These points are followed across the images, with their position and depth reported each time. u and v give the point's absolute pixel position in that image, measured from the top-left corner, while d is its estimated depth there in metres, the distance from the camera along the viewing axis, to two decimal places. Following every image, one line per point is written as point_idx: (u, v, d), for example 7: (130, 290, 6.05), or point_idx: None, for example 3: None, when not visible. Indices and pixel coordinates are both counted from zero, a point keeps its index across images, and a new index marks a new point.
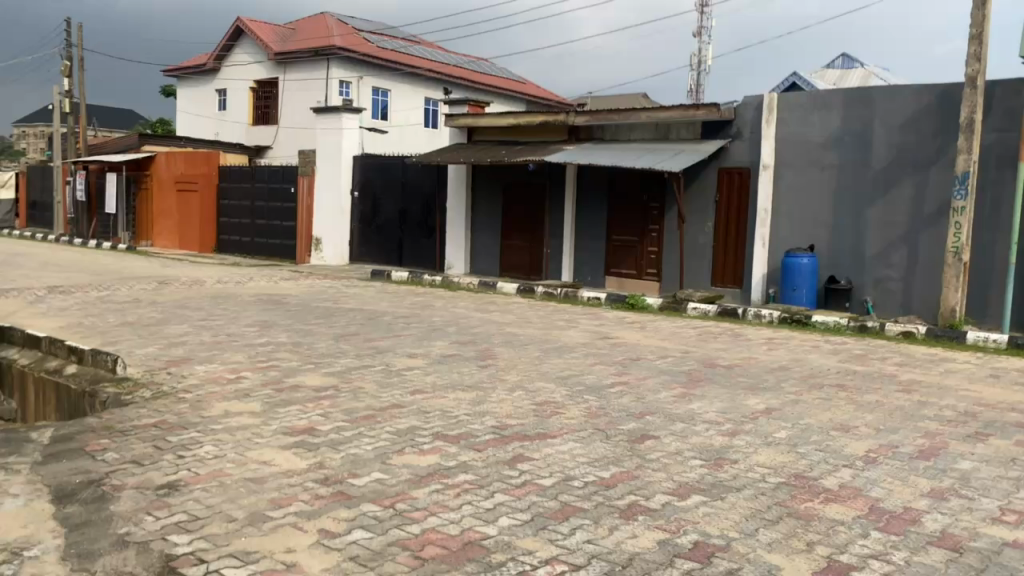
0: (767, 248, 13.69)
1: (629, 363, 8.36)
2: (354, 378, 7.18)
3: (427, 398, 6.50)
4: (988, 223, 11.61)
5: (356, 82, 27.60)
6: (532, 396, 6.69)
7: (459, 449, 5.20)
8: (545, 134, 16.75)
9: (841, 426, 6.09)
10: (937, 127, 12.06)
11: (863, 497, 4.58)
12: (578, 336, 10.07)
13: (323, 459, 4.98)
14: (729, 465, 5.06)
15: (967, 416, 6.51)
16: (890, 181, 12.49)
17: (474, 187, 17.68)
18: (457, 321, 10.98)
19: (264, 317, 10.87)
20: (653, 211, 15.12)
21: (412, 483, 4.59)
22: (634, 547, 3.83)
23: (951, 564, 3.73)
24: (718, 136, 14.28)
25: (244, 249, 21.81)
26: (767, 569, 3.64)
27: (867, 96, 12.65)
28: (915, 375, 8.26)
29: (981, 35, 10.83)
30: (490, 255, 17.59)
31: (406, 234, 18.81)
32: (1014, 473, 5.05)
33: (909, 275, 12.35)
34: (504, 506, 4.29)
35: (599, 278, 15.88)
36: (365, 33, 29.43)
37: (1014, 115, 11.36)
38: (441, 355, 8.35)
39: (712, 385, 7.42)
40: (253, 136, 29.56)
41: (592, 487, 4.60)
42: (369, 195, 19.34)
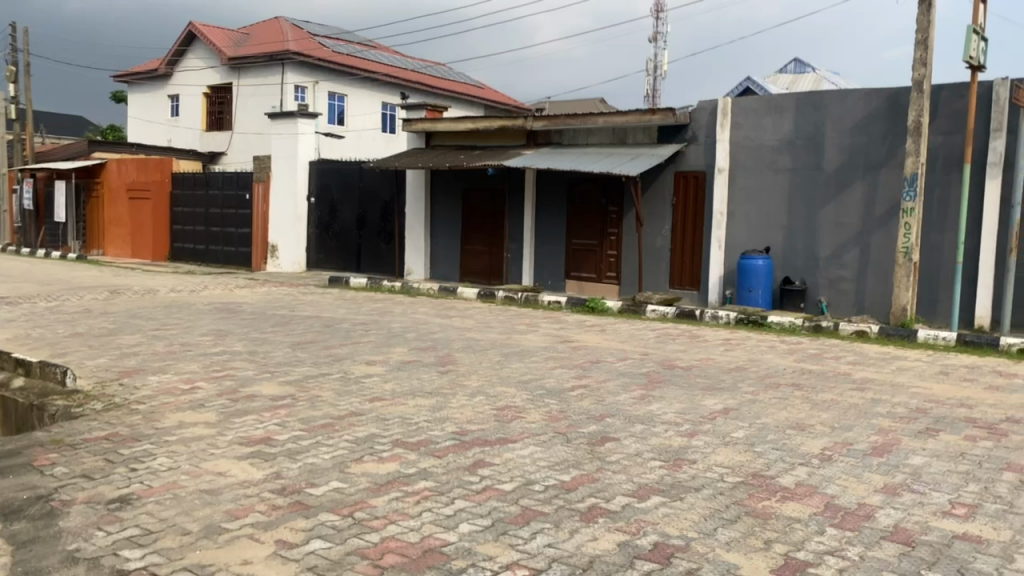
0: (723, 250, 13.85)
1: (589, 366, 8.40)
2: (312, 386, 7.10)
3: (386, 405, 6.45)
4: (936, 223, 11.90)
5: (312, 87, 27.37)
6: (493, 400, 6.68)
7: (419, 456, 5.17)
8: (504, 138, 16.77)
9: (797, 424, 6.18)
10: (886, 130, 12.32)
11: (818, 494, 4.64)
12: (538, 339, 10.10)
13: (281, 468, 4.92)
14: (688, 466, 5.11)
15: (918, 412, 6.66)
16: (841, 183, 12.74)
17: (432, 192, 17.64)
18: (416, 326, 10.93)
19: (219, 325, 10.71)
20: (612, 214, 15.22)
21: (371, 491, 4.55)
22: (594, 549, 3.84)
23: (904, 558, 3.80)
24: (674, 140, 14.44)
25: (199, 257, 21.46)
26: (725, 568, 3.67)
27: (819, 100, 12.88)
28: (868, 373, 8.43)
29: (927, 40, 11.10)
30: (449, 260, 17.54)
31: (364, 240, 18.73)
32: (964, 467, 5.18)
33: (862, 275, 12.60)
34: (464, 512, 4.27)
35: (559, 282, 15.92)
36: (320, 38, 29.19)
37: (959, 118, 11.66)
38: (401, 361, 8.31)
39: (671, 386, 7.49)
40: (207, 142, 29.13)
41: (553, 491, 4.61)
42: (326, 201, 19.20)
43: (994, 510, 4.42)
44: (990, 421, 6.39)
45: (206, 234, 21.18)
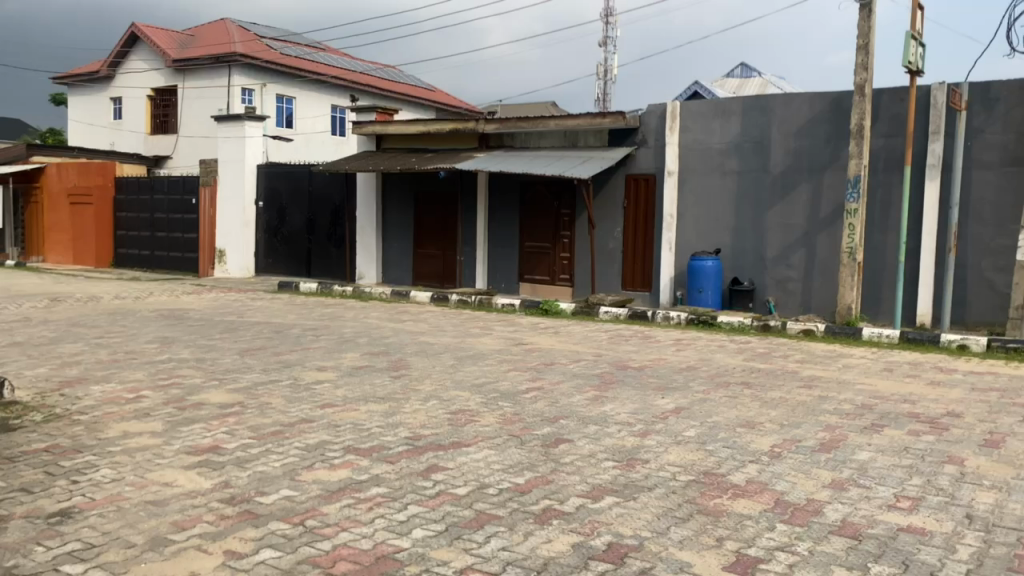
0: (674, 252, 14.00)
1: (543, 368, 8.42)
2: (262, 393, 6.97)
3: (338, 411, 6.36)
4: (879, 223, 12.20)
5: (259, 89, 26.97)
6: (446, 404, 6.65)
7: (372, 462, 5.11)
8: (456, 141, 16.73)
9: (747, 422, 6.27)
10: (829, 133, 12.60)
11: (769, 491, 4.71)
12: (492, 343, 10.08)
13: (230, 477, 4.82)
14: (641, 465, 5.14)
15: (863, 408, 6.81)
16: (787, 185, 12.98)
17: (383, 195, 17.50)
18: (368, 331, 10.83)
19: (166, 332, 10.47)
20: (564, 217, 15.28)
21: (323, 498, 4.48)
22: (549, 551, 3.83)
23: (851, 552, 3.87)
24: (624, 143, 14.56)
25: (144, 263, 20.99)
26: (679, 567, 3.70)
27: (765, 104, 13.12)
28: (816, 371, 8.59)
29: (868, 45, 11.37)
30: (402, 264, 17.41)
31: (314, 244, 18.51)
32: (907, 461, 5.30)
33: (808, 275, 12.84)
34: (417, 518, 4.23)
35: (513, 285, 15.93)
36: (268, 40, 28.79)
37: (899, 121, 11.98)
38: (353, 366, 8.23)
39: (624, 387, 7.55)
40: (152, 146, 28.52)
41: (506, 494, 4.59)
42: (274, 204, 18.93)
43: (936, 502, 4.53)
44: (932, 416, 6.56)
45: (151, 239, 20.71)
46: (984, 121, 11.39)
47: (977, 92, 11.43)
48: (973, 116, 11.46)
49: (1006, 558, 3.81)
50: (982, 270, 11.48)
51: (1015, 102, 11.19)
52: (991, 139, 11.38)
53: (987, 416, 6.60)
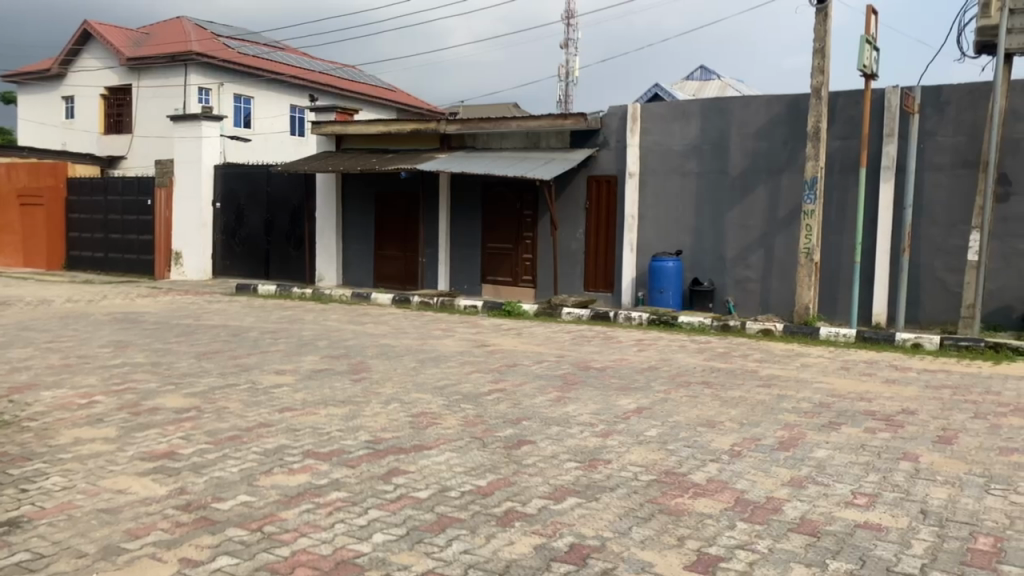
0: (635, 253, 14.09)
1: (505, 369, 8.39)
2: (219, 398, 6.85)
3: (298, 415, 6.28)
4: (837, 224, 12.39)
5: (216, 90, 26.59)
6: (408, 407, 6.60)
7: (331, 466, 5.05)
8: (417, 142, 16.65)
9: (708, 421, 6.32)
10: (787, 135, 12.78)
11: (729, 489, 4.74)
12: (454, 344, 10.04)
13: (186, 483, 4.73)
14: (603, 465, 5.15)
15: (821, 407, 6.90)
16: (746, 186, 13.13)
17: (344, 197, 17.35)
18: (328, 334, 10.71)
19: (120, 336, 10.24)
20: (527, 218, 15.29)
21: (282, 504, 4.41)
22: (511, 554, 3.81)
23: (811, 549, 3.91)
24: (586, 144, 14.62)
25: (97, 266, 20.56)
26: (641, 567, 3.70)
27: (723, 107, 13.25)
28: (774, 370, 8.69)
29: (823, 49, 11.55)
30: (363, 266, 17.26)
31: (273, 246, 18.29)
32: (864, 458, 5.38)
33: (767, 276, 13.01)
34: (379, 522, 4.18)
35: (476, 287, 15.88)
36: (225, 39, 28.39)
37: (854, 124, 12.19)
38: (312, 370, 8.13)
39: (586, 388, 7.57)
40: (106, 146, 27.94)
41: (468, 496, 4.57)
42: (232, 205, 18.68)
43: (892, 499, 4.61)
44: (888, 414, 6.67)
45: (105, 241, 20.30)
46: (936, 123, 11.63)
47: (929, 96, 11.67)
48: (926, 119, 11.69)
49: (959, 552, 3.89)
50: (935, 269, 11.73)
51: (966, 105, 11.45)
52: (943, 141, 11.62)
53: (940, 413, 6.72)
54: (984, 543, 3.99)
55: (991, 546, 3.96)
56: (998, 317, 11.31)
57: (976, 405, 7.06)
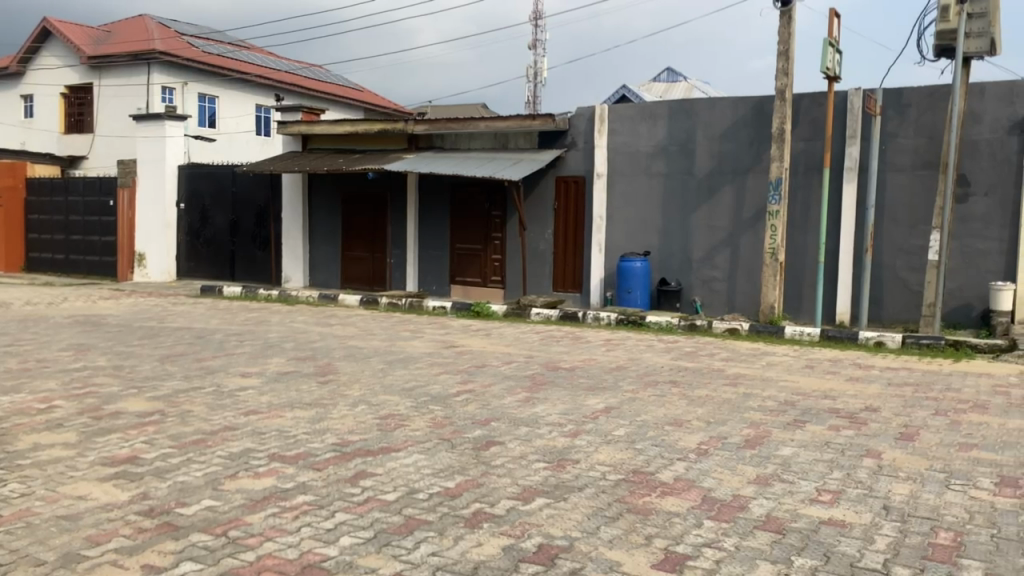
0: (603, 253, 14.16)
1: (474, 371, 8.36)
2: (183, 401, 6.75)
3: (263, 418, 6.21)
4: (801, 224, 12.55)
5: (181, 88, 26.28)
6: (375, 409, 6.56)
7: (298, 469, 5.00)
8: (385, 142, 16.57)
9: (674, 421, 6.35)
10: (752, 136, 12.91)
11: (695, 488, 4.77)
12: (422, 345, 10.01)
13: (148, 489, 4.65)
14: (571, 465, 5.16)
15: (787, 405, 6.98)
16: (712, 187, 13.24)
17: (310, 197, 17.21)
18: (294, 336, 10.61)
19: (81, 339, 10.06)
20: (495, 219, 15.28)
21: (246, 508, 4.36)
22: (479, 555, 3.80)
23: (776, 546, 3.95)
24: (554, 145, 14.65)
25: (58, 268, 20.17)
26: (608, 566, 3.71)
27: (689, 108, 13.36)
28: (740, 369, 8.77)
29: (788, 51, 11.68)
30: (330, 267, 17.13)
31: (237, 247, 18.12)
32: (828, 455, 5.45)
33: (732, 276, 13.14)
34: (345, 525, 4.14)
35: (444, 287, 15.83)
36: (189, 38, 28.04)
37: (818, 125, 12.35)
38: (278, 372, 8.05)
39: (555, 388, 7.58)
40: (67, 146, 27.44)
41: (436, 498, 4.55)
42: (196, 206, 18.47)
43: (855, 495, 4.67)
44: (851, 411, 6.76)
45: (66, 243, 19.93)
46: (897, 125, 11.83)
47: (890, 98, 11.86)
48: (888, 121, 11.88)
49: (921, 547, 3.95)
50: (897, 269, 11.92)
51: (927, 107, 11.65)
52: (904, 142, 11.82)
53: (902, 410, 6.84)
54: (945, 537, 4.05)
55: (952, 540, 4.03)
56: (958, 316, 11.53)
57: (937, 402, 7.18)
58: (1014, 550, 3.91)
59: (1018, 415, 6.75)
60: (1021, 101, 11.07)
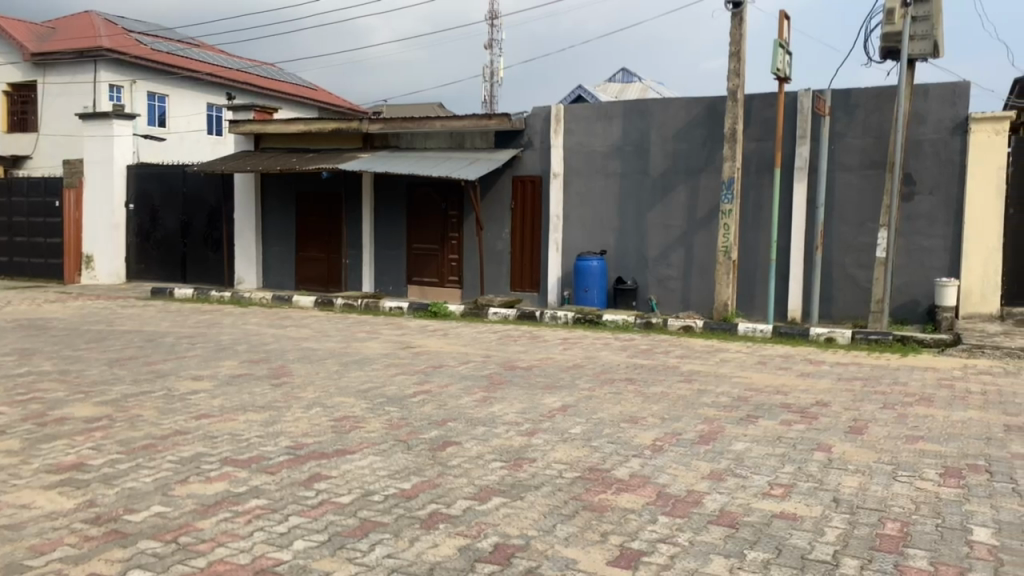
0: (560, 252, 14.21)
1: (430, 371, 8.31)
2: (132, 405, 6.61)
3: (215, 422, 6.10)
4: (753, 224, 12.73)
5: (129, 86, 25.68)
6: (330, 411, 6.49)
7: (250, 473, 4.92)
8: (340, 141, 16.42)
9: (630, 418, 6.39)
10: (705, 136, 13.06)
11: (651, 484, 4.81)
12: (378, 346, 9.94)
13: (95, 496, 4.54)
14: (528, 465, 5.15)
15: (740, 401, 7.07)
16: (667, 186, 13.37)
17: (263, 197, 16.98)
18: (247, 338, 10.46)
19: (24, 343, 9.77)
20: (452, 219, 15.23)
21: (197, 513, 4.28)
22: (435, 556, 3.79)
23: (728, 540, 4.00)
24: (510, 145, 14.66)
25: (2, 271, 19.58)
26: (564, 564, 3.72)
27: (644, 108, 13.48)
28: (695, 365, 8.88)
29: (739, 53, 11.85)
30: (284, 267, 16.91)
31: (189, 248, 17.85)
32: (780, 450, 5.53)
33: (687, 275, 13.28)
34: (299, 529, 4.09)
35: (401, 287, 15.73)
36: (136, 35, 27.49)
37: (769, 125, 12.55)
38: (230, 375, 7.92)
39: (512, 387, 7.58)
40: (9, 145, 26.66)
41: (392, 500, 4.51)
42: (146, 207, 18.15)
43: (806, 488, 4.75)
44: (802, 406, 6.88)
45: (9, 245, 19.39)
46: (846, 125, 12.08)
47: (839, 99, 12.10)
48: (836, 121, 12.13)
49: (869, 537, 4.03)
50: (846, 266, 12.16)
51: (874, 108, 11.91)
52: (852, 142, 12.07)
53: (851, 404, 6.97)
54: (892, 528, 4.15)
55: (899, 530, 4.12)
56: (905, 312, 11.83)
57: (885, 396, 7.34)
58: (959, 539, 4.01)
59: (962, 407, 6.92)
60: (963, 102, 11.37)
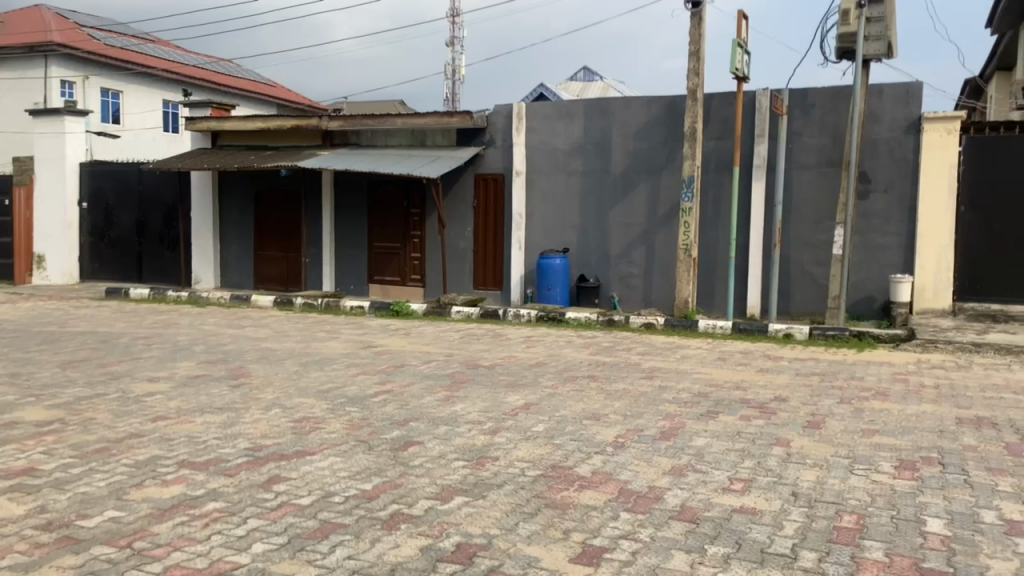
0: (523, 250, 14.21)
1: (392, 371, 8.26)
2: (85, 408, 6.46)
3: (171, 424, 6.00)
4: (712, 222, 12.86)
5: (81, 82, 25.12)
6: (290, 412, 6.41)
7: (208, 476, 4.84)
8: (299, 138, 16.24)
9: (592, 414, 6.43)
10: (665, 135, 13.17)
11: (613, 481, 4.83)
12: (339, 346, 9.85)
13: (46, 501, 4.42)
14: (490, 463, 5.14)
15: (701, 396, 7.15)
16: (628, 185, 13.45)
17: (221, 195, 16.73)
18: (204, 339, 10.28)
19: None
20: (414, 217, 15.15)
21: (153, 518, 4.19)
22: (396, 557, 3.76)
23: (690, 535, 4.03)
24: (472, 143, 14.63)
25: None
26: (526, 562, 3.72)
27: (605, 107, 13.55)
28: (656, 362, 8.97)
29: (698, 52, 11.95)
30: (243, 267, 16.68)
31: (145, 247, 17.56)
32: (740, 445, 5.60)
33: (648, 273, 13.37)
34: (258, 531, 4.03)
35: (362, 287, 15.62)
36: (88, 29, 26.91)
37: (728, 125, 12.69)
38: (187, 376, 7.79)
39: (475, 385, 7.57)
40: None
41: (353, 501, 4.47)
42: (100, 205, 17.81)
43: (765, 483, 4.81)
44: (761, 401, 6.97)
45: None
46: (803, 125, 12.26)
47: (796, 98, 12.28)
48: (794, 120, 12.30)
49: (826, 530, 4.09)
50: (804, 263, 12.34)
51: (830, 108, 12.10)
52: (809, 141, 12.26)
53: (809, 399, 7.08)
54: (848, 520, 4.21)
55: (855, 522, 4.19)
56: (861, 307, 12.03)
57: (841, 390, 7.47)
58: (913, 530, 4.09)
59: (915, 400, 7.08)
60: (916, 102, 11.61)
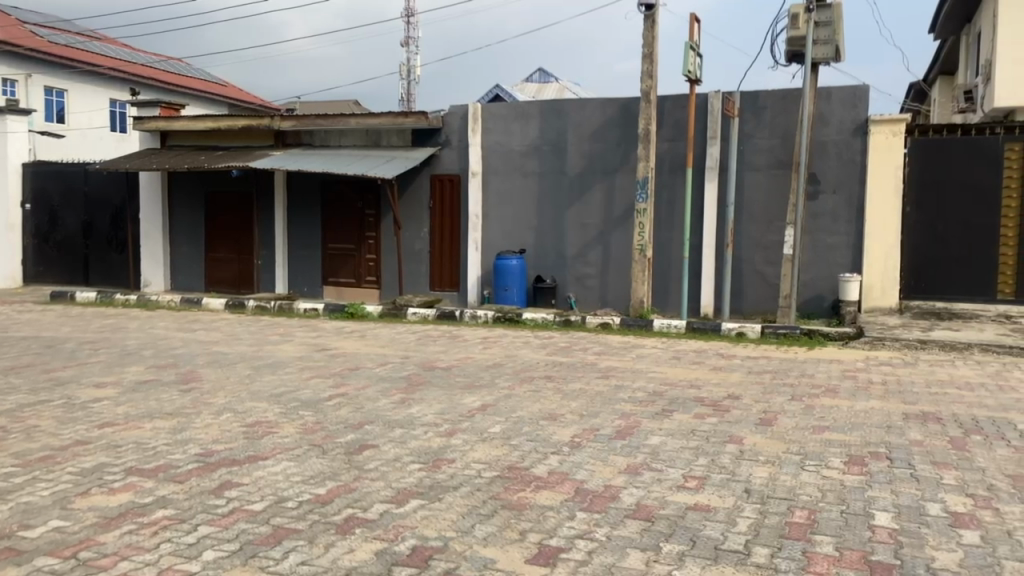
0: (480, 251, 14.20)
1: (347, 373, 8.19)
2: (27, 416, 6.27)
3: (119, 431, 5.85)
4: (667, 222, 12.97)
5: (23, 81, 24.58)
6: (243, 417, 6.31)
7: (157, 483, 4.74)
8: (250, 138, 16.01)
9: (549, 415, 6.45)
10: (619, 137, 13.27)
11: (569, 480, 4.84)
12: (292, 349, 9.73)
13: None
14: (446, 465, 5.13)
15: (655, 395, 7.21)
16: (583, 185, 13.52)
17: (171, 196, 16.39)
18: (154, 343, 10.07)
19: None
20: (369, 218, 15.02)
21: (99, 527, 4.09)
22: (351, 561, 3.72)
23: (645, 533, 4.06)
24: (427, 143, 14.57)
25: None
26: (482, 564, 3.71)
27: (561, 108, 13.60)
28: (612, 361, 9.03)
29: (652, 54, 12.06)
30: (194, 269, 16.36)
31: (92, 249, 17.14)
32: (694, 443, 5.66)
33: (604, 272, 13.45)
34: (209, 538, 3.96)
35: (316, 288, 15.44)
36: (31, 26, 26.21)
37: (681, 126, 12.84)
38: (136, 381, 7.62)
39: (431, 387, 7.54)
40: None
41: (306, 506, 4.41)
42: (44, 206, 17.35)
43: (719, 480, 4.87)
44: (715, 399, 7.06)
45: None
46: (754, 126, 12.45)
47: (747, 100, 12.47)
48: (745, 122, 12.49)
49: (779, 526, 4.15)
50: (756, 263, 12.53)
51: (780, 110, 12.31)
52: (761, 143, 12.46)
53: (762, 397, 7.19)
54: (800, 516, 4.28)
55: (806, 518, 4.26)
56: (812, 305, 12.24)
57: (793, 387, 7.61)
58: (862, 524, 4.17)
59: (864, 396, 7.24)
60: (863, 104, 11.86)
